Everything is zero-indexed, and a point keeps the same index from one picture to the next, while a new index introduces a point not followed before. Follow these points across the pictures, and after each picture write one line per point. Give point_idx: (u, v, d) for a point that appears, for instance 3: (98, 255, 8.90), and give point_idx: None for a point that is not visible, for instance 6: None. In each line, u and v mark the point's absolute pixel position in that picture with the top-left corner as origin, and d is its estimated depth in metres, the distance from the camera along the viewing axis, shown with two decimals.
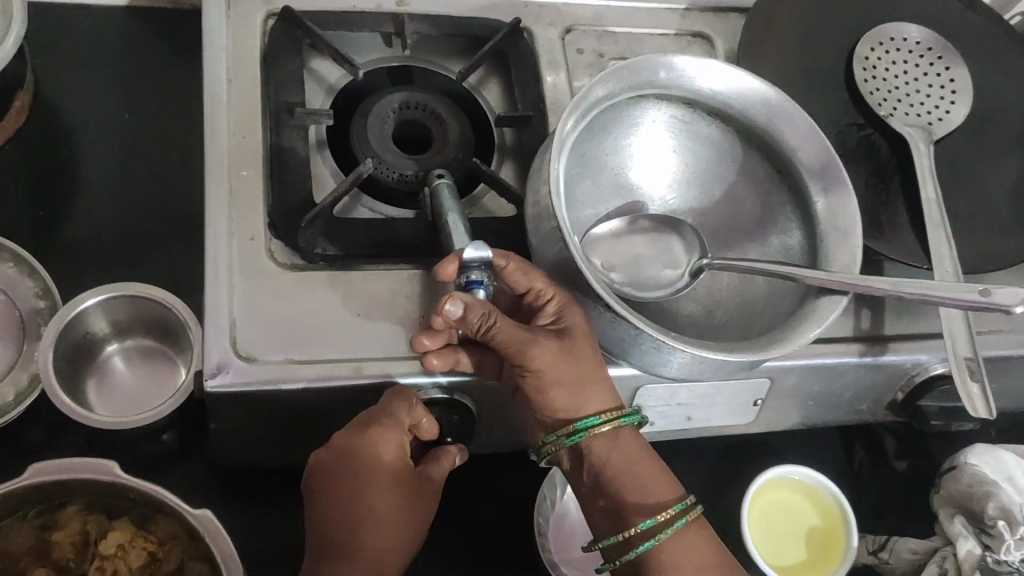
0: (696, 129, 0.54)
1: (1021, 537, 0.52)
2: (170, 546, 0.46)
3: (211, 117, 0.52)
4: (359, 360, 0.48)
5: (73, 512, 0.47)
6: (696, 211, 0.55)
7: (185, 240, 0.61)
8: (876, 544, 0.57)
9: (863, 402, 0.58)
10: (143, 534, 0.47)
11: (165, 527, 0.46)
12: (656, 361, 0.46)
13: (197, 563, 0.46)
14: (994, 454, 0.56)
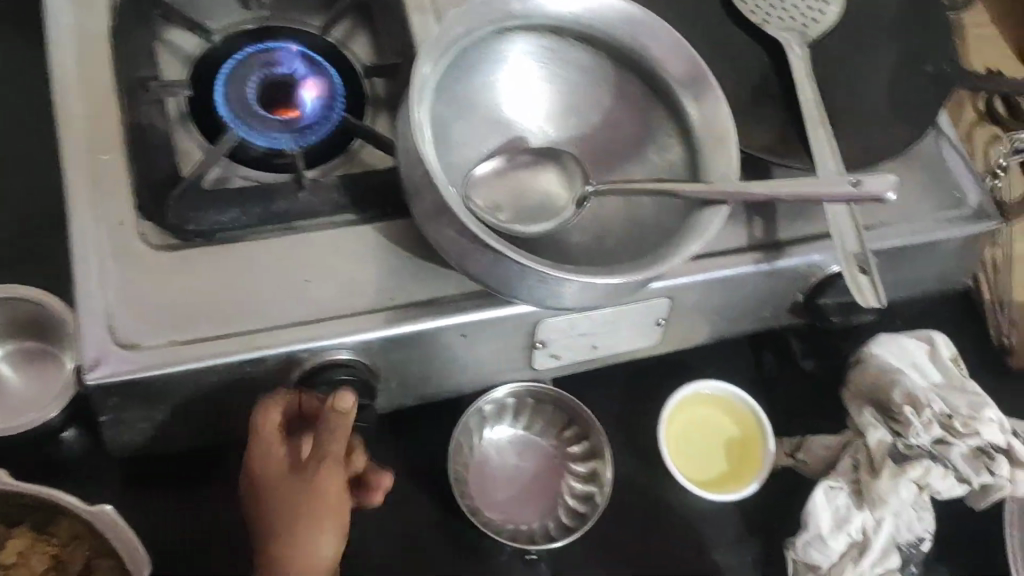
0: (565, 56, 0.53)
1: (927, 420, 0.53)
2: (73, 547, 0.46)
3: (61, 105, 0.50)
4: (246, 333, 0.47)
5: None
6: (577, 138, 0.53)
7: (60, 235, 0.59)
8: (793, 445, 0.58)
9: (767, 309, 0.58)
10: (44, 538, 0.47)
11: (67, 528, 0.46)
12: (548, 295, 0.46)
13: (104, 559, 0.46)
14: (898, 343, 0.58)
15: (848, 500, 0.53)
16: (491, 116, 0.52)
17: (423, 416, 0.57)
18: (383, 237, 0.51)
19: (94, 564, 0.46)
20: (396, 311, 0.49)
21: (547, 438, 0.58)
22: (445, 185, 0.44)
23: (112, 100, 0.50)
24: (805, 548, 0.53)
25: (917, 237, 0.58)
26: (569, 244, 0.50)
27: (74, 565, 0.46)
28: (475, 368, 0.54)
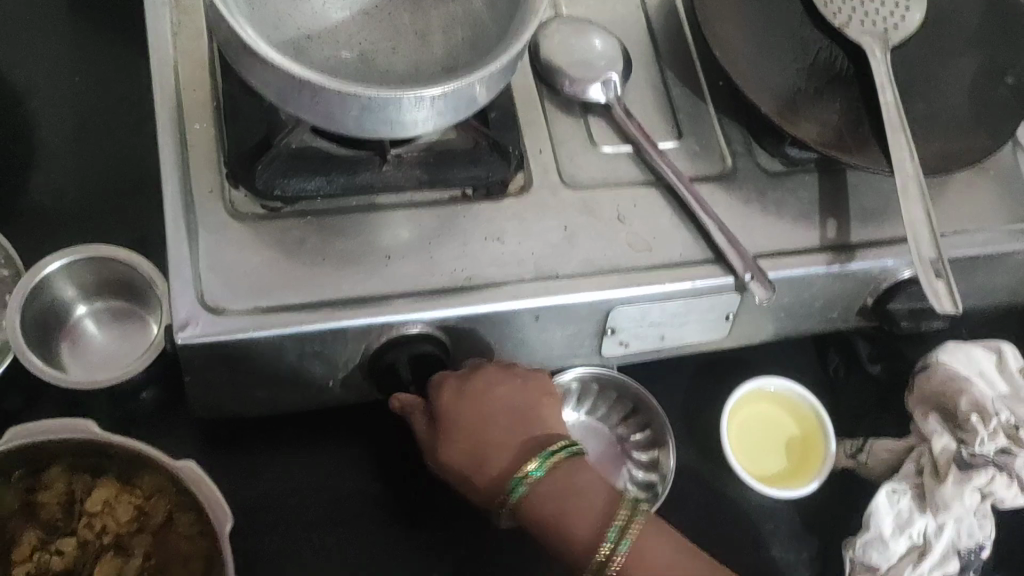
0: (444, 103, 0.45)
1: (993, 429, 0.53)
2: (154, 499, 0.50)
3: (157, 82, 0.53)
4: (331, 306, 0.48)
5: (57, 473, 0.50)
6: (454, 103, 0.45)
7: (152, 212, 0.64)
8: (855, 447, 0.58)
9: (835, 310, 0.58)
10: (128, 490, 0.50)
11: (146, 480, 0.50)
12: (403, 121, 0.45)
13: (177, 512, 0.49)
14: (965, 351, 0.58)
15: (911, 504, 0.54)
16: (429, 106, 0.44)
17: None
18: (467, 219, 0.52)
19: (171, 516, 0.50)
20: (472, 290, 0.51)
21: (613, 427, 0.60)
22: (409, 112, 0.44)
23: (206, 82, 0.53)
24: (864, 549, 0.54)
25: (993, 245, 0.58)
26: (408, 110, 0.44)
27: (154, 515, 0.50)
28: (542, 352, 0.55)
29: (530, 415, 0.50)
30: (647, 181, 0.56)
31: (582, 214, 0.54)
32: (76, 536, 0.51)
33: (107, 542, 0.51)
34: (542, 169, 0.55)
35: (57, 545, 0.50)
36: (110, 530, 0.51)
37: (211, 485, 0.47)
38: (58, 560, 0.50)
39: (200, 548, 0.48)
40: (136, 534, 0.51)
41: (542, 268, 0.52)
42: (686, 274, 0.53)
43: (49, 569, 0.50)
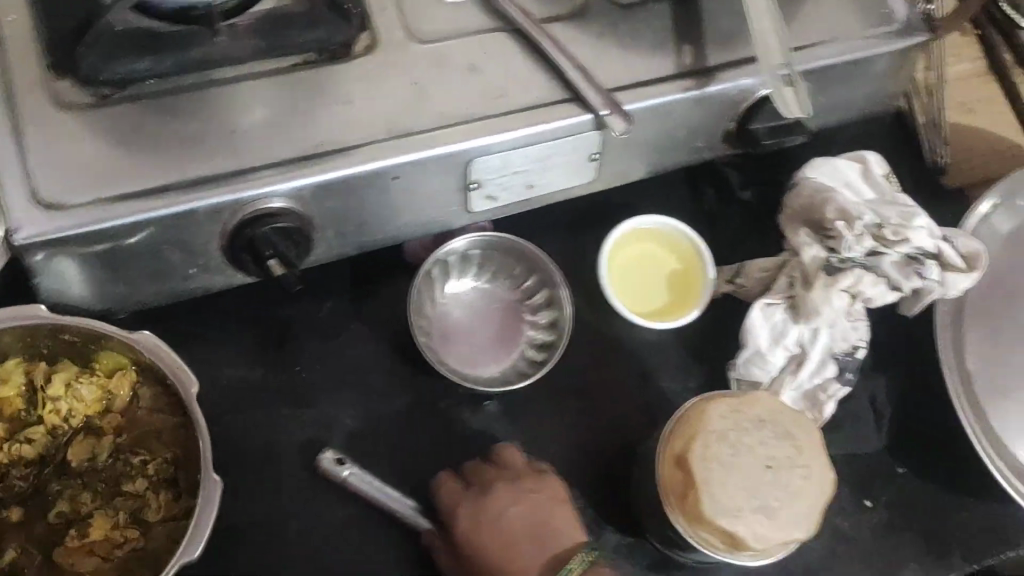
0: None
1: (859, 233, 0.54)
2: (117, 379, 0.52)
3: None
4: (177, 189, 0.47)
5: (12, 366, 0.52)
6: None
7: None
8: (732, 271, 0.59)
9: (699, 139, 0.59)
10: (89, 372, 0.53)
11: (105, 362, 0.53)
12: None
13: (145, 388, 0.53)
14: (829, 163, 0.59)
15: (784, 316, 0.55)
16: None
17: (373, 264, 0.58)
18: (311, 84, 0.51)
19: (139, 393, 0.53)
20: (325, 157, 0.49)
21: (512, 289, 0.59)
22: None
23: None
24: (746, 365, 0.56)
25: (849, 55, 0.57)
26: None
27: (121, 395, 0.53)
28: (410, 213, 0.54)
29: (540, 528, 0.52)
30: (496, 26, 0.54)
31: (432, 67, 0.52)
32: (41, 425, 0.52)
33: (76, 425, 0.53)
34: (385, 25, 0.53)
35: (26, 434, 0.52)
36: (76, 412, 0.53)
37: (172, 354, 0.49)
38: (30, 447, 0.52)
39: (172, 420, 0.52)
40: (102, 413, 0.54)
41: (394, 126, 0.51)
42: (542, 117, 0.52)
43: (23, 458, 0.52)
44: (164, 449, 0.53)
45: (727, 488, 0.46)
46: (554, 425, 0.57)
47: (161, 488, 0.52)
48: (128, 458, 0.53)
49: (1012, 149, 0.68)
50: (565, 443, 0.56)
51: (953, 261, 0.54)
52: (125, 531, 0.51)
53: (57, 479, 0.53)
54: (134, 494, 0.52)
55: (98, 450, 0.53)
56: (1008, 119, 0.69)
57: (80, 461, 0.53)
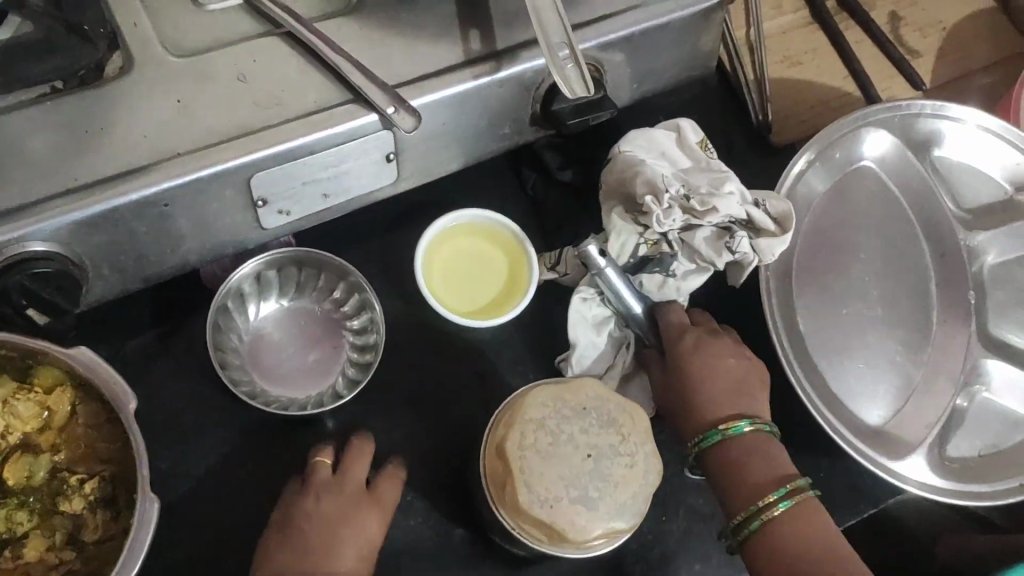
0: None
1: (667, 206, 0.52)
2: (58, 394, 0.46)
3: None
4: None
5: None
6: None
7: None
8: (554, 258, 0.57)
9: (506, 125, 0.56)
10: (26, 387, 0.46)
11: (49, 374, 0.46)
12: None
13: (89, 403, 0.46)
14: (644, 137, 0.57)
15: (603, 307, 0.54)
16: None
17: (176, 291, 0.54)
18: (62, 114, 0.47)
19: (78, 409, 0.46)
20: (81, 191, 0.46)
21: (320, 304, 0.56)
22: None
23: None
24: (577, 360, 0.54)
25: (644, 21, 0.55)
26: None
27: (60, 410, 0.46)
28: (198, 236, 0.51)
29: (742, 392, 0.53)
30: (264, 31, 0.51)
31: (196, 82, 0.49)
32: None
33: (12, 443, 0.46)
34: (142, 42, 0.49)
35: None
36: (13, 430, 0.46)
37: (111, 370, 0.44)
38: None
39: (116, 430, 0.45)
40: (42, 430, 0.47)
41: (160, 148, 0.47)
42: (322, 123, 0.49)
43: None
44: (103, 466, 0.46)
45: (544, 478, 0.44)
46: (386, 439, 0.54)
47: (100, 509, 0.45)
48: (47, 480, 0.46)
49: (837, 97, 0.67)
50: (401, 457, 0.54)
51: (764, 226, 0.52)
52: (60, 552, 0.44)
53: None
54: (71, 515, 0.45)
55: (34, 469, 0.46)
56: (830, 67, 0.68)
57: (16, 482, 0.45)
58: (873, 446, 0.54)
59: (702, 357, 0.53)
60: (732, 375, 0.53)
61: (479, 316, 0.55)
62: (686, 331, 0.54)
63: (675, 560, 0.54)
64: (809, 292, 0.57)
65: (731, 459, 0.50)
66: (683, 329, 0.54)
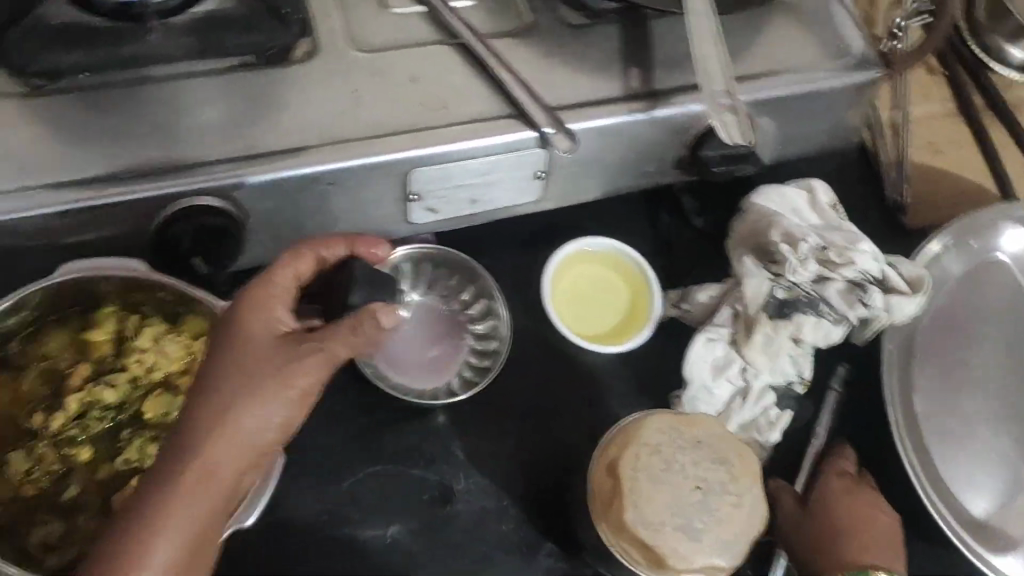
0: None
1: (804, 257, 0.54)
2: (202, 343, 0.49)
3: None
4: (108, 179, 0.47)
5: (107, 311, 0.49)
6: None
7: None
8: (678, 296, 0.58)
9: (650, 163, 0.58)
10: (176, 332, 0.50)
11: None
12: None
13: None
14: (779, 192, 0.58)
15: (726, 349, 0.55)
16: None
17: None
18: (250, 86, 0.50)
19: None
20: (257, 159, 0.49)
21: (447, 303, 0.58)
22: None
23: None
24: (693, 402, 0.55)
25: (800, 85, 0.57)
26: None
27: (205, 358, 0.50)
28: (351, 219, 0.53)
29: (872, 511, 0.53)
30: (440, 39, 0.54)
31: (373, 77, 0.52)
32: (125, 371, 0.49)
33: (155, 381, 0.49)
34: (329, 31, 0.53)
35: (108, 377, 0.49)
36: (159, 369, 0.50)
37: None
38: (111, 393, 0.48)
39: None
40: (181, 374, 0.50)
41: (332, 133, 0.50)
42: (484, 131, 0.52)
43: (103, 402, 0.48)
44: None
45: (651, 503, 0.45)
46: (491, 444, 0.56)
47: None
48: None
49: (976, 190, 0.67)
50: (503, 462, 0.55)
51: (898, 286, 0.54)
52: None
53: (129, 428, 0.49)
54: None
55: (172, 408, 0.49)
56: (971, 160, 0.68)
57: (154, 416, 0.49)
58: (976, 537, 0.53)
59: (845, 504, 0.53)
60: (864, 499, 0.53)
61: (599, 341, 0.57)
62: (843, 486, 0.54)
63: None
64: (927, 371, 0.57)
65: (832, 507, 0.53)
66: (842, 486, 0.54)
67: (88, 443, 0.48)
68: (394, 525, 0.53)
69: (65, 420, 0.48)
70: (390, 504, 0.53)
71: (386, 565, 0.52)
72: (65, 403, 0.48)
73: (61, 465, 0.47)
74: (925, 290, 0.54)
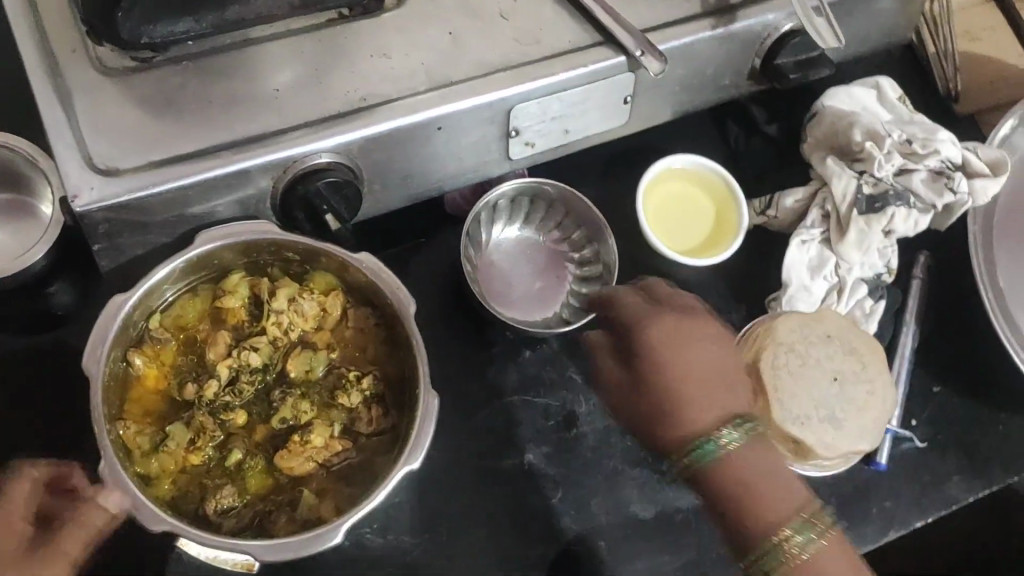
0: None
1: (888, 151, 0.56)
2: (334, 295, 0.51)
3: None
4: (231, 144, 0.47)
5: (237, 278, 0.50)
6: None
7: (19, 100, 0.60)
8: (764, 204, 0.60)
9: (726, 77, 0.59)
10: (307, 289, 0.51)
11: (327, 280, 0.52)
12: None
13: (359, 308, 0.52)
14: (846, 92, 0.60)
15: (820, 250, 0.57)
16: None
17: (416, 214, 0.59)
18: (349, 39, 0.51)
19: (349, 312, 0.52)
20: (368, 110, 0.49)
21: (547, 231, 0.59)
22: None
23: None
24: (792, 302, 0.57)
25: None
26: None
27: (336, 312, 0.51)
28: (453, 162, 0.54)
29: None
30: None
31: (465, 17, 0.52)
32: (264, 334, 0.50)
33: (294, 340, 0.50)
34: None
35: (250, 341, 0.49)
36: (295, 328, 0.50)
37: (392, 278, 0.50)
38: (257, 355, 0.49)
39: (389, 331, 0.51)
40: (315, 330, 0.51)
41: (434, 76, 0.51)
42: (578, 60, 0.53)
43: (249, 365, 0.49)
44: (372, 367, 0.52)
45: (796, 395, 0.47)
46: None
47: (374, 403, 0.50)
48: (323, 377, 0.50)
49: None
50: None
51: (979, 169, 0.56)
52: (342, 440, 0.49)
53: (278, 388, 0.50)
54: (347, 408, 0.50)
55: (315, 365, 0.50)
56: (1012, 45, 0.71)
57: (299, 373, 0.50)
58: None
59: None
60: None
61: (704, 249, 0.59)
62: None
63: (873, 494, 0.56)
64: (1007, 250, 0.59)
65: None
66: None
67: (240, 407, 0.49)
68: (530, 452, 0.54)
69: (218, 389, 0.48)
70: (522, 431, 0.55)
71: (528, 489, 0.54)
72: (215, 372, 0.48)
73: (220, 431, 0.48)
74: (1005, 172, 0.57)
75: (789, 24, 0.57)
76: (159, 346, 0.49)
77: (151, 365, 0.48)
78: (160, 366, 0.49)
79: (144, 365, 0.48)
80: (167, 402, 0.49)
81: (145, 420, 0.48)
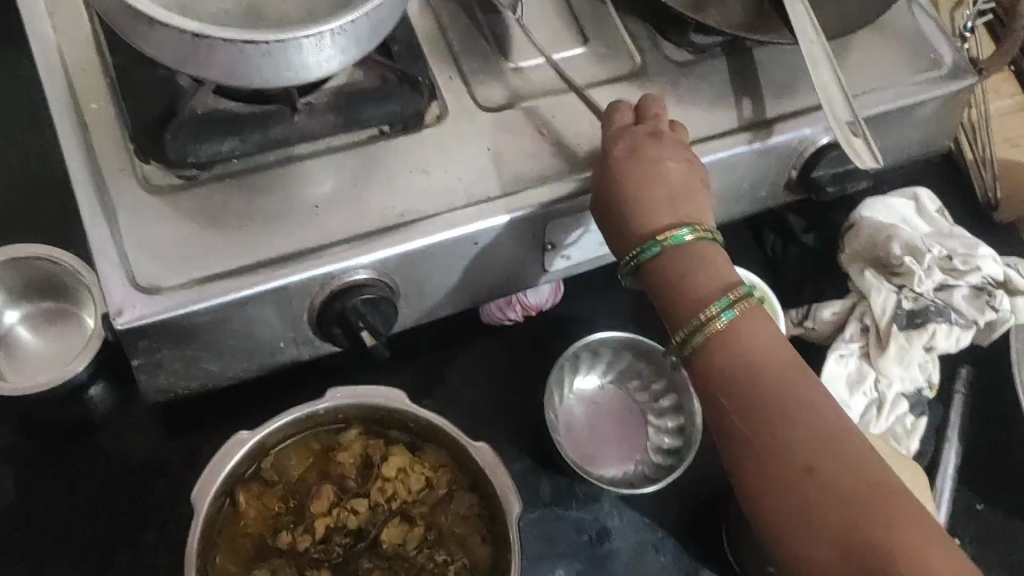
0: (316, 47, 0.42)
1: (927, 267, 0.56)
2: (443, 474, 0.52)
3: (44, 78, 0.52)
4: (273, 263, 0.48)
5: (354, 435, 0.53)
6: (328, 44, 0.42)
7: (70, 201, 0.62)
8: (801, 314, 0.60)
9: (763, 189, 0.60)
10: (419, 462, 0.52)
11: (438, 456, 0.52)
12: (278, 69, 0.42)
13: (465, 494, 0.52)
14: (884, 203, 0.60)
15: (858, 363, 0.57)
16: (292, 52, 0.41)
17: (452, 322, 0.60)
18: (389, 156, 0.51)
19: (455, 493, 0.52)
20: (407, 228, 0.50)
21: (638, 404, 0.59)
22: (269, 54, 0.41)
23: (95, 65, 0.52)
24: None
25: (902, 102, 0.58)
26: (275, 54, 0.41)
27: (440, 491, 0.52)
28: (490, 273, 0.54)
29: None
30: (559, 90, 0.55)
31: (504, 134, 0.53)
32: (368, 498, 0.51)
33: (393, 510, 0.51)
34: (455, 95, 0.54)
35: (352, 503, 0.50)
36: (398, 498, 0.51)
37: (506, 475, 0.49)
38: (355, 517, 0.50)
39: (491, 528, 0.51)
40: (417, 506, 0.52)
41: (472, 193, 0.51)
42: None
43: (345, 525, 0.50)
44: (463, 556, 0.51)
45: None
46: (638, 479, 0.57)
47: None
48: (413, 553, 0.51)
49: None
50: (652, 496, 0.57)
51: (1021, 285, 0.56)
52: None
53: (367, 557, 0.51)
54: None
55: (409, 539, 0.50)
56: None
57: (391, 545, 0.50)
58: None
59: None
60: None
61: None
62: None
63: None
64: None
65: None
66: None
67: (329, 566, 0.50)
68: (560, 569, 0.54)
69: (311, 542, 0.50)
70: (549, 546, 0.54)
71: None
72: (313, 527, 0.50)
73: None
74: None
75: (826, 139, 0.57)
76: (265, 487, 0.51)
77: (256, 503, 0.50)
78: (263, 505, 0.51)
79: (246, 503, 0.50)
80: (258, 542, 0.51)
81: (236, 555, 0.50)
